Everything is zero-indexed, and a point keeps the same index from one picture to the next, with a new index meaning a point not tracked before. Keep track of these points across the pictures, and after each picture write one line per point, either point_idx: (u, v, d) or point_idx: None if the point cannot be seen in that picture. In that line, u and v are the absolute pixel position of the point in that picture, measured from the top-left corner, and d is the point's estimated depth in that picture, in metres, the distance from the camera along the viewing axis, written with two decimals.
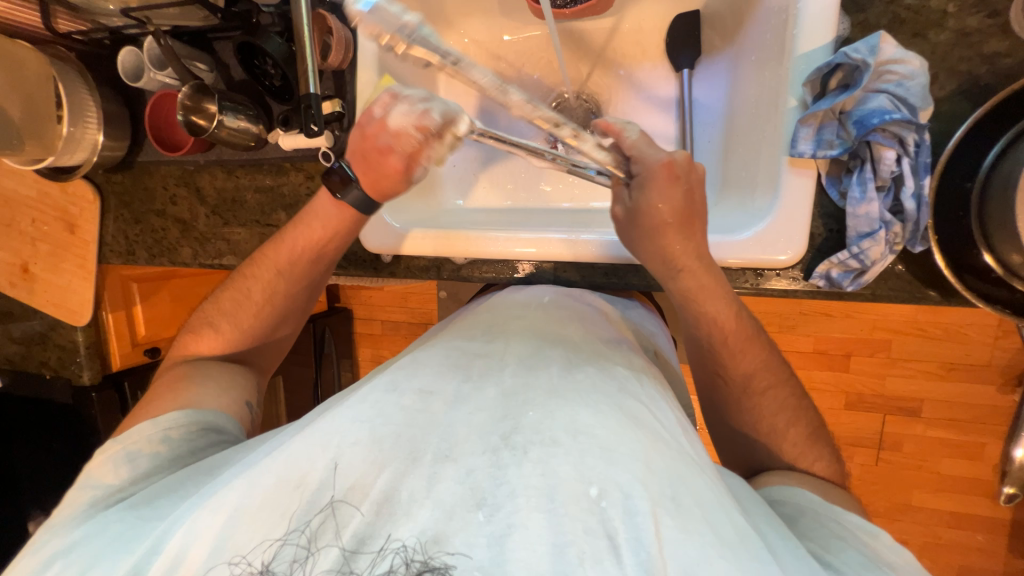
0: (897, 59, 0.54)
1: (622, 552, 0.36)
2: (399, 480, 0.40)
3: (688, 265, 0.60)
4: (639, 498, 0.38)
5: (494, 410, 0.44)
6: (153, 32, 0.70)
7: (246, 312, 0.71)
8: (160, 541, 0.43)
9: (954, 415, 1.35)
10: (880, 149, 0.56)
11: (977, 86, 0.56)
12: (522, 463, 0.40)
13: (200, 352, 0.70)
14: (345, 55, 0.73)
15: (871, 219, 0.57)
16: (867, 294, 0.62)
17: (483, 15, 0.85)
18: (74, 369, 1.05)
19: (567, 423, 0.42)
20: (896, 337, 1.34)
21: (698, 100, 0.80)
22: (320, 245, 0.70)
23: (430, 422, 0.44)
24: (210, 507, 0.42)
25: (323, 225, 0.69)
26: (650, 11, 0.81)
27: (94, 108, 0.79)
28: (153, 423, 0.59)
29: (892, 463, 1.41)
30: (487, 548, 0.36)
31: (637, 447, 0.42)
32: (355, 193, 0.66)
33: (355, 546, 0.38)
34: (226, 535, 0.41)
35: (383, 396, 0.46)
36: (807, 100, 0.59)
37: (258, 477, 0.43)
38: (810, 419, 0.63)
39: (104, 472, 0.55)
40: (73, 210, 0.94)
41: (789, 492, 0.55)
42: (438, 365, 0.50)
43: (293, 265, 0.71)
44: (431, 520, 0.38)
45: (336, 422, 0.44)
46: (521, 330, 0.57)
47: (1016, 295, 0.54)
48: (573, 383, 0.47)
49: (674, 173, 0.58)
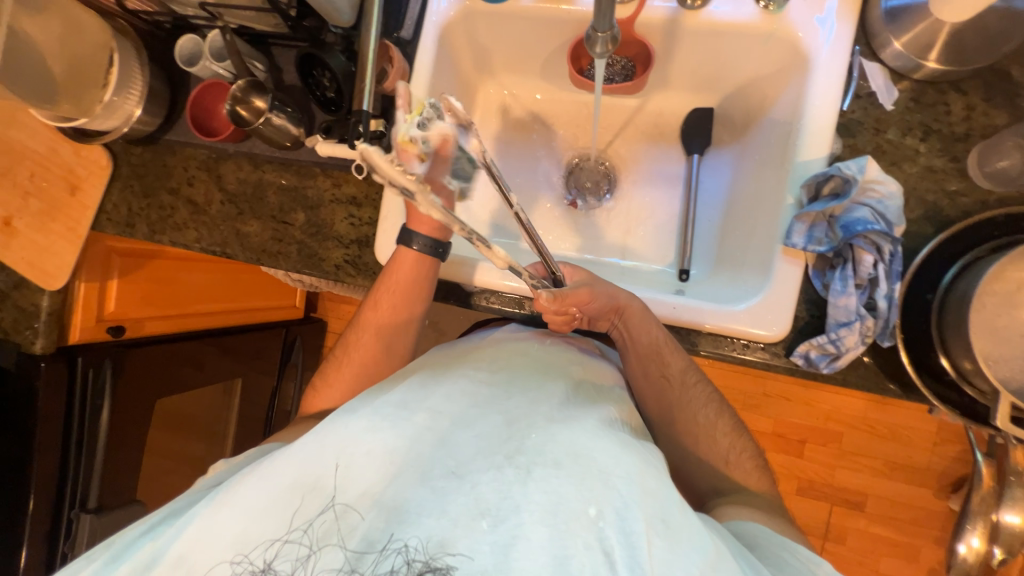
0: (879, 180, 0.63)
1: (618, 568, 0.38)
2: (405, 489, 0.42)
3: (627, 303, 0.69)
4: (635, 516, 0.40)
5: (501, 429, 0.46)
6: (221, 27, 0.73)
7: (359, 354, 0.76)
8: (162, 552, 0.43)
9: (896, 515, 1.42)
10: (861, 253, 0.63)
11: (940, 214, 0.66)
12: (526, 483, 0.42)
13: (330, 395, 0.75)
14: (399, 83, 0.78)
15: (848, 312, 0.63)
16: (839, 379, 0.67)
17: (523, 74, 0.93)
18: (27, 334, 0.98)
19: (568, 445, 0.44)
20: (849, 430, 1.43)
21: (704, 182, 0.90)
22: (416, 282, 0.74)
23: (439, 438, 0.45)
24: (224, 501, 0.44)
25: (399, 276, 0.74)
26: (671, 100, 0.91)
27: (139, 83, 0.80)
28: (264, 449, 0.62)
29: (836, 555, 1.45)
30: (491, 554, 0.39)
31: (633, 469, 0.44)
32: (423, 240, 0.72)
33: (362, 547, 0.40)
34: (231, 532, 0.43)
35: (394, 408, 0.48)
36: (803, 201, 0.68)
37: (273, 477, 0.45)
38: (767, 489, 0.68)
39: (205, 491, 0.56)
40: (80, 173, 0.92)
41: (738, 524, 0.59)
42: (447, 387, 0.52)
43: (406, 304, 0.75)
44: (438, 525, 0.40)
45: (345, 429, 0.46)
46: (519, 365, 0.58)
47: (965, 399, 0.61)
48: (570, 413, 0.49)
49: None
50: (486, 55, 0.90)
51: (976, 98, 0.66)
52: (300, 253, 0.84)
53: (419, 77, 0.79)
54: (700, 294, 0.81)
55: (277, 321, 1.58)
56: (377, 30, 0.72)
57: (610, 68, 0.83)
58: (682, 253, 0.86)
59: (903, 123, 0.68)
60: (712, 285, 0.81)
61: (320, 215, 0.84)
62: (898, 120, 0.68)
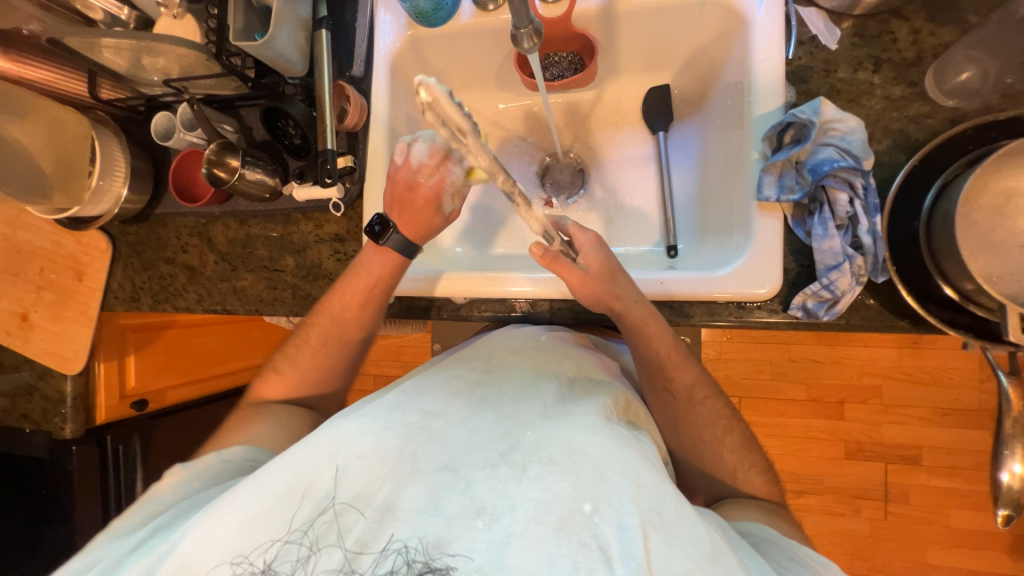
0: (837, 119, 0.63)
1: (614, 564, 0.40)
2: (400, 491, 0.44)
3: (639, 315, 0.66)
4: (630, 512, 0.42)
5: (493, 430, 0.48)
6: (188, 100, 0.78)
7: (304, 357, 0.78)
8: (172, 544, 0.45)
9: (954, 462, 1.35)
10: (834, 192, 0.63)
11: (909, 140, 0.65)
12: (521, 480, 0.44)
13: (269, 394, 0.78)
14: (360, 118, 0.81)
15: (836, 253, 0.62)
16: (843, 324, 0.66)
17: (481, 89, 0.96)
18: (57, 421, 1.02)
19: (563, 441, 0.46)
20: (885, 382, 1.38)
21: (674, 157, 0.91)
22: (371, 288, 0.75)
23: (431, 438, 0.48)
24: (217, 512, 0.45)
25: (368, 272, 0.75)
26: (626, 85, 0.93)
27: (122, 164, 0.85)
28: (220, 456, 0.64)
29: (901, 517, 1.37)
30: (486, 552, 0.40)
31: (629, 467, 0.45)
32: (396, 237, 0.73)
33: (358, 547, 0.42)
34: (229, 538, 0.44)
35: (387, 413, 0.50)
36: (767, 153, 0.68)
37: (266, 485, 0.45)
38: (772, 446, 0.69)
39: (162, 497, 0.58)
40: (84, 259, 0.98)
41: (750, 525, 0.60)
42: (437, 391, 0.54)
43: (353, 310, 0.76)
44: (432, 525, 0.42)
45: (342, 431, 0.48)
46: (516, 366, 0.61)
47: (976, 321, 0.59)
48: (565, 410, 0.51)
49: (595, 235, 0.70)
50: (441, 78, 0.93)
51: (920, 21, 0.66)
52: (294, 296, 0.87)
53: (377, 109, 0.83)
54: (691, 266, 0.80)
55: None
56: (326, 73, 0.76)
57: (559, 67, 0.86)
58: (667, 229, 0.86)
59: (852, 59, 0.68)
60: (702, 255, 0.80)
61: (307, 256, 0.87)
62: (846, 57, 0.68)
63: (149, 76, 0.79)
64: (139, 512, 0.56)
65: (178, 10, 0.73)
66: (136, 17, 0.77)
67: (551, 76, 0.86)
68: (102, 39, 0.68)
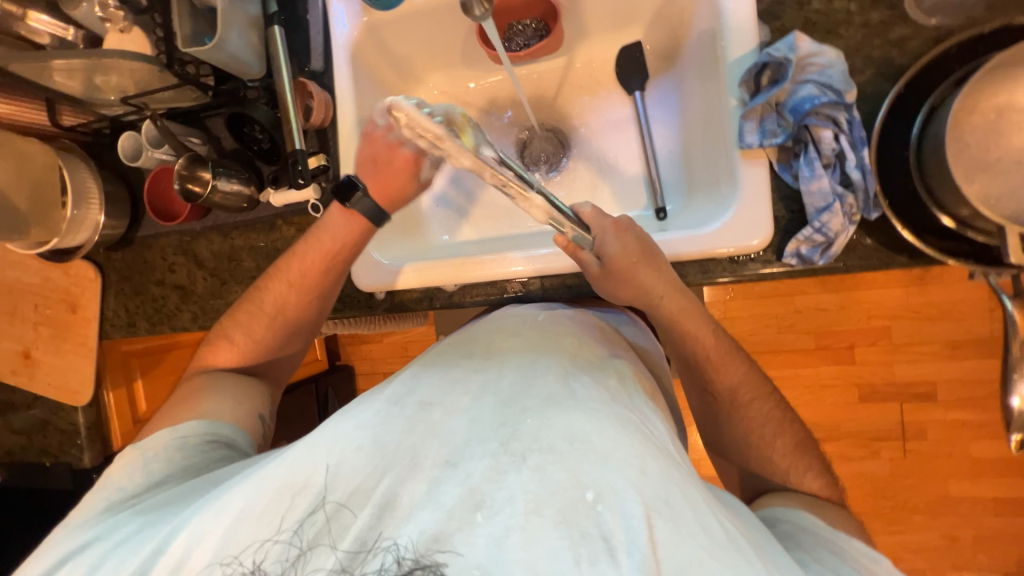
0: (814, 53, 0.60)
1: (619, 554, 0.40)
2: (398, 487, 0.44)
3: (666, 294, 0.65)
4: (633, 501, 0.42)
5: (493, 417, 0.48)
6: (151, 116, 0.76)
7: (257, 325, 0.77)
8: (161, 543, 0.47)
9: (970, 394, 1.34)
10: (818, 130, 0.60)
11: (892, 67, 0.62)
12: (521, 469, 0.43)
13: (217, 363, 0.77)
14: (326, 113, 0.80)
15: (825, 195, 0.60)
16: (841, 267, 0.64)
17: (449, 69, 0.93)
18: (75, 452, 1.03)
19: (564, 429, 0.46)
20: (894, 322, 1.36)
21: (654, 115, 0.88)
22: (330, 255, 0.74)
23: (429, 431, 0.47)
24: (213, 510, 0.46)
25: (332, 237, 0.74)
26: (597, 47, 0.90)
27: (96, 191, 0.84)
28: (173, 431, 0.63)
29: (921, 453, 1.37)
30: (486, 548, 0.40)
31: (633, 455, 0.44)
32: (366, 202, 0.72)
33: (355, 548, 0.42)
34: (223, 539, 0.45)
35: (385, 406, 0.50)
36: (745, 98, 0.65)
37: (261, 483, 0.47)
38: (790, 424, 0.68)
39: (115, 480, 0.58)
40: (76, 290, 0.97)
41: (789, 512, 0.60)
42: (435, 378, 0.54)
43: (307, 278, 0.76)
44: (431, 521, 0.42)
45: (339, 429, 0.49)
46: (517, 345, 0.60)
47: (976, 246, 0.57)
48: (570, 391, 0.51)
49: (621, 225, 0.66)
50: (405, 63, 0.90)
51: None
52: None
53: (342, 102, 0.80)
54: (681, 225, 0.79)
55: (304, 377, 1.61)
56: (285, 69, 0.73)
57: (524, 36, 0.83)
58: (653, 191, 0.85)
59: None
60: (691, 213, 0.78)
61: None
62: None
63: (107, 97, 0.77)
64: (99, 494, 0.57)
65: (125, 23, 0.71)
66: (83, 36, 0.74)
67: (516, 46, 0.83)
68: (53, 61, 0.66)
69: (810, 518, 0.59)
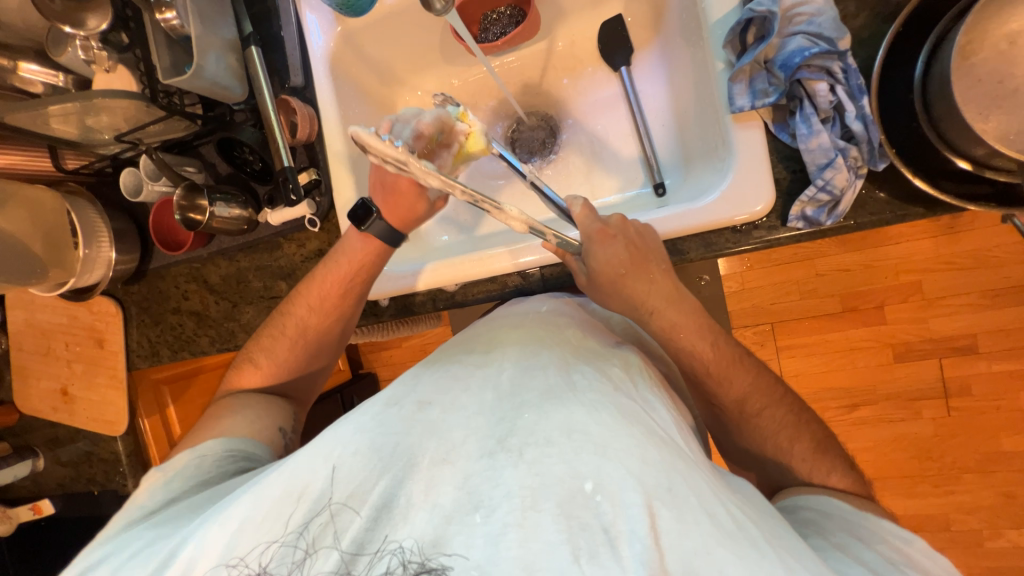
0: (799, 2, 0.57)
1: (620, 545, 0.40)
2: (397, 487, 0.45)
3: (659, 305, 0.63)
4: (634, 492, 0.41)
5: (491, 413, 0.48)
6: (145, 150, 0.78)
7: (281, 347, 0.79)
8: (166, 556, 0.48)
9: (1014, 343, 1.27)
10: (812, 84, 0.57)
11: (888, 6, 0.59)
12: (518, 465, 0.43)
13: (244, 385, 0.78)
14: (311, 128, 0.79)
15: (826, 150, 0.57)
16: (852, 225, 0.60)
17: (430, 68, 0.92)
18: (119, 479, 1.08)
19: (562, 422, 0.45)
20: (925, 276, 1.29)
21: (643, 89, 0.86)
22: (348, 278, 0.76)
23: (429, 430, 0.48)
24: (218, 521, 0.47)
25: (348, 259, 0.76)
26: (577, 26, 0.87)
27: (105, 228, 0.87)
28: (192, 451, 0.64)
29: (965, 410, 1.31)
30: (484, 548, 0.40)
31: (634, 445, 0.44)
32: (379, 224, 0.74)
33: (355, 549, 0.43)
34: (229, 544, 0.46)
35: (383, 409, 0.51)
36: (732, 60, 0.62)
37: (263, 493, 0.47)
38: (804, 425, 0.65)
39: (138, 501, 0.59)
40: (100, 326, 1.01)
41: (812, 499, 0.60)
42: (436, 378, 0.54)
43: (327, 300, 0.77)
44: (430, 523, 0.42)
45: (339, 434, 0.49)
46: (516, 338, 0.60)
47: (998, 186, 0.54)
48: (569, 384, 0.50)
49: (608, 233, 0.63)
50: (386, 67, 0.90)
51: None
52: None
53: (327, 114, 0.81)
54: (681, 199, 0.76)
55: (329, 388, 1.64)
56: (265, 88, 0.74)
57: (499, 24, 0.82)
58: (649, 167, 0.82)
59: None
60: (690, 186, 0.76)
61: (297, 278, 0.87)
62: None
63: (102, 136, 0.79)
64: (123, 516, 0.58)
65: (109, 62, 0.73)
66: (72, 80, 0.76)
67: (493, 36, 0.81)
68: (47, 108, 0.68)
69: (836, 505, 0.59)
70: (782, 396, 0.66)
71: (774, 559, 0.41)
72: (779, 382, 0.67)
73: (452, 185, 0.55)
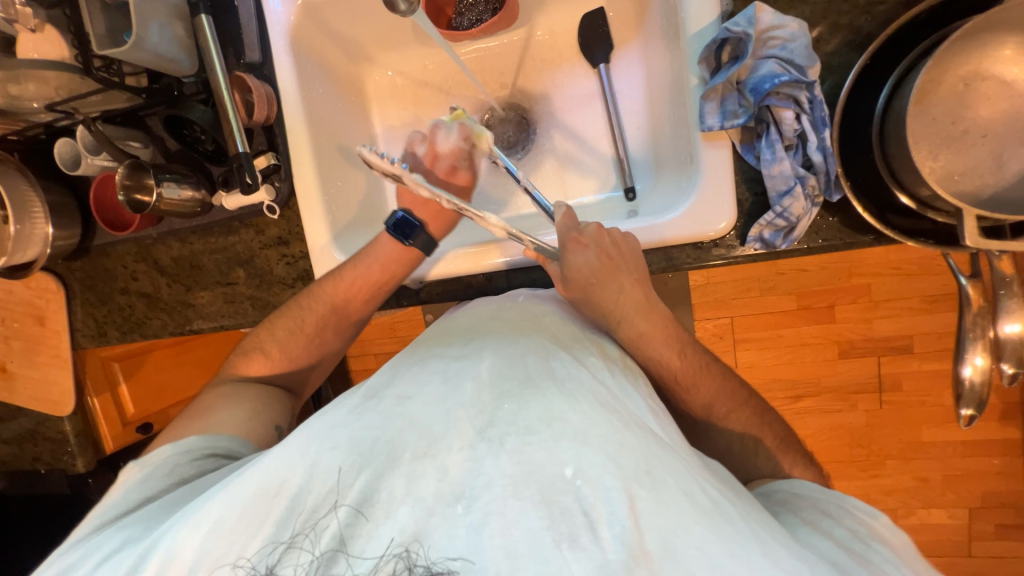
0: (776, 25, 0.57)
1: (599, 527, 0.41)
2: (377, 481, 0.44)
3: (628, 314, 0.64)
4: (613, 479, 0.42)
5: (472, 404, 0.48)
6: (82, 122, 0.72)
7: (297, 342, 0.78)
8: (146, 555, 0.47)
9: (944, 345, 1.38)
10: (779, 111, 0.58)
11: (860, 35, 0.59)
12: (499, 454, 0.44)
13: (250, 373, 0.77)
14: (269, 110, 0.76)
15: (786, 178, 0.59)
16: (804, 249, 0.62)
17: (402, 48, 0.87)
18: (67, 459, 1.04)
19: (542, 412, 0.47)
20: (873, 280, 1.37)
21: (621, 88, 0.84)
22: (379, 285, 0.75)
23: (408, 423, 0.47)
24: (193, 524, 0.47)
25: (380, 266, 0.74)
26: (557, 17, 0.84)
27: (39, 202, 0.81)
28: (173, 447, 0.63)
29: (895, 404, 1.42)
30: (467, 538, 0.40)
31: (611, 431, 0.46)
32: (424, 235, 0.74)
33: (337, 546, 0.42)
34: (206, 549, 0.45)
35: (363, 405, 0.51)
36: (706, 77, 0.62)
37: (235, 492, 0.47)
38: (768, 425, 0.70)
39: (114, 497, 0.58)
40: (39, 303, 0.95)
41: (786, 483, 0.63)
42: (415, 372, 0.54)
43: (353, 301, 0.76)
44: (412, 516, 0.42)
45: (317, 430, 0.49)
46: (494, 329, 0.60)
47: (938, 225, 0.57)
48: (549, 372, 0.52)
49: (582, 241, 0.65)
50: (353, 44, 0.85)
51: None
52: (254, 306, 0.85)
53: (286, 94, 0.76)
54: (650, 208, 0.77)
55: None
56: (218, 64, 0.69)
57: (475, 10, 0.78)
58: (622, 171, 0.81)
59: None
60: (659, 195, 0.77)
61: (255, 265, 0.84)
62: None
63: (31, 106, 0.70)
64: (96, 513, 0.56)
65: (36, 22, 0.65)
66: None
67: (468, 23, 0.78)
68: None
69: (807, 488, 0.62)
70: (747, 400, 0.70)
71: (748, 534, 0.43)
72: (742, 389, 0.71)
73: (438, 196, 0.61)
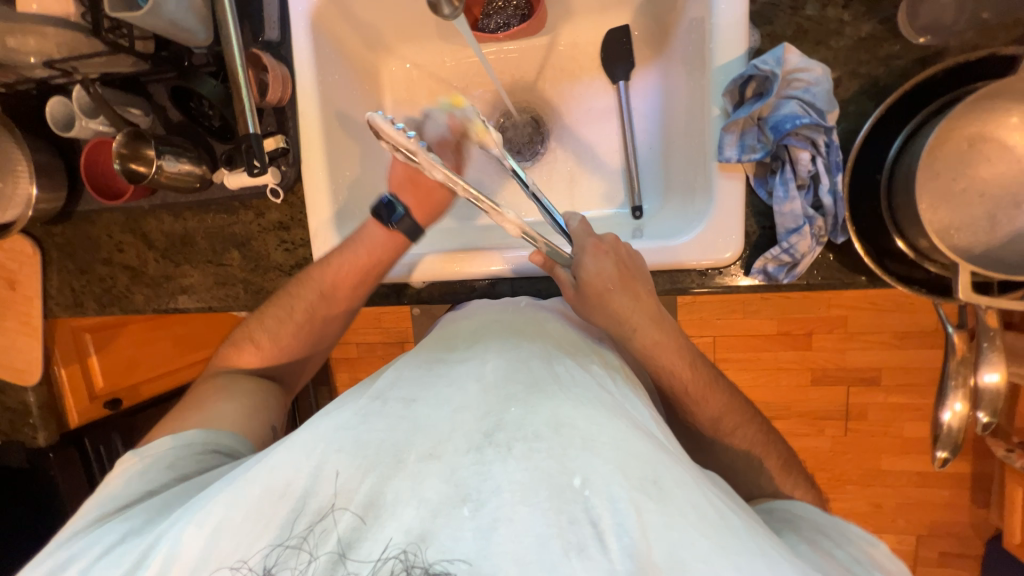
0: (801, 68, 0.59)
1: (607, 538, 0.41)
2: (382, 485, 0.44)
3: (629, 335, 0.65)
4: (619, 486, 0.42)
5: (479, 405, 0.48)
6: (81, 82, 0.68)
7: (285, 329, 0.76)
8: (146, 554, 0.46)
9: (910, 380, 1.44)
10: (795, 151, 0.59)
11: (877, 86, 0.62)
12: (507, 459, 0.44)
13: (244, 366, 0.76)
14: (283, 92, 0.74)
15: (796, 217, 0.60)
16: (803, 285, 0.65)
17: (423, 41, 0.85)
18: (27, 431, 0.99)
19: (549, 416, 0.47)
20: (852, 313, 1.42)
21: (637, 107, 0.85)
22: (366, 270, 0.74)
23: (415, 426, 0.47)
24: (195, 522, 0.45)
25: (367, 250, 0.73)
26: (582, 29, 0.84)
27: (25, 163, 0.77)
28: (174, 439, 0.61)
29: (860, 432, 1.49)
30: (474, 542, 0.40)
31: (619, 437, 0.46)
32: (408, 220, 0.73)
33: (343, 549, 0.42)
34: (208, 549, 0.44)
35: (367, 406, 0.50)
36: (728, 109, 0.63)
37: (240, 493, 0.46)
38: (766, 441, 0.72)
39: (111, 488, 0.56)
40: (12, 266, 0.90)
41: (776, 504, 0.66)
42: (420, 374, 0.54)
43: (344, 290, 0.75)
44: (417, 518, 0.42)
45: (319, 430, 0.48)
46: (496, 333, 0.60)
47: (930, 276, 0.60)
48: (554, 377, 0.52)
49: (601, 247, 0.65)
50: (374, 32, 0.83)
51: None
52: (247, 290, 0.83)
53: (302, 77, 0.74)
54: (656, 230, 0.78)
55: None
56: (236, 39, 0.66)
57: (504, 14, 0.77)
58: (632, 189, 0.82)
59: None
60: (666, 218, 0.78)
61: (252, 249, 0.81)
62: None
63: (27, 61, 0.67)
64: (94, 503, 0.55)
65: None
66: None
67: (494, 25, 0.77)
68: None
69: (797, 510, 0.64)
70: (753, 417, 0.72)
71: (752, 545, 0.44)
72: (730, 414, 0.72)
73: (456, 182, 0.57)
